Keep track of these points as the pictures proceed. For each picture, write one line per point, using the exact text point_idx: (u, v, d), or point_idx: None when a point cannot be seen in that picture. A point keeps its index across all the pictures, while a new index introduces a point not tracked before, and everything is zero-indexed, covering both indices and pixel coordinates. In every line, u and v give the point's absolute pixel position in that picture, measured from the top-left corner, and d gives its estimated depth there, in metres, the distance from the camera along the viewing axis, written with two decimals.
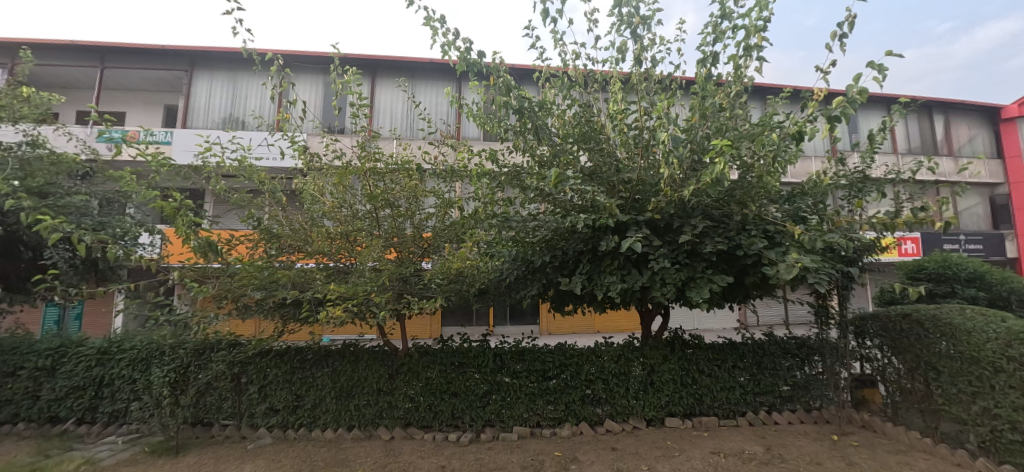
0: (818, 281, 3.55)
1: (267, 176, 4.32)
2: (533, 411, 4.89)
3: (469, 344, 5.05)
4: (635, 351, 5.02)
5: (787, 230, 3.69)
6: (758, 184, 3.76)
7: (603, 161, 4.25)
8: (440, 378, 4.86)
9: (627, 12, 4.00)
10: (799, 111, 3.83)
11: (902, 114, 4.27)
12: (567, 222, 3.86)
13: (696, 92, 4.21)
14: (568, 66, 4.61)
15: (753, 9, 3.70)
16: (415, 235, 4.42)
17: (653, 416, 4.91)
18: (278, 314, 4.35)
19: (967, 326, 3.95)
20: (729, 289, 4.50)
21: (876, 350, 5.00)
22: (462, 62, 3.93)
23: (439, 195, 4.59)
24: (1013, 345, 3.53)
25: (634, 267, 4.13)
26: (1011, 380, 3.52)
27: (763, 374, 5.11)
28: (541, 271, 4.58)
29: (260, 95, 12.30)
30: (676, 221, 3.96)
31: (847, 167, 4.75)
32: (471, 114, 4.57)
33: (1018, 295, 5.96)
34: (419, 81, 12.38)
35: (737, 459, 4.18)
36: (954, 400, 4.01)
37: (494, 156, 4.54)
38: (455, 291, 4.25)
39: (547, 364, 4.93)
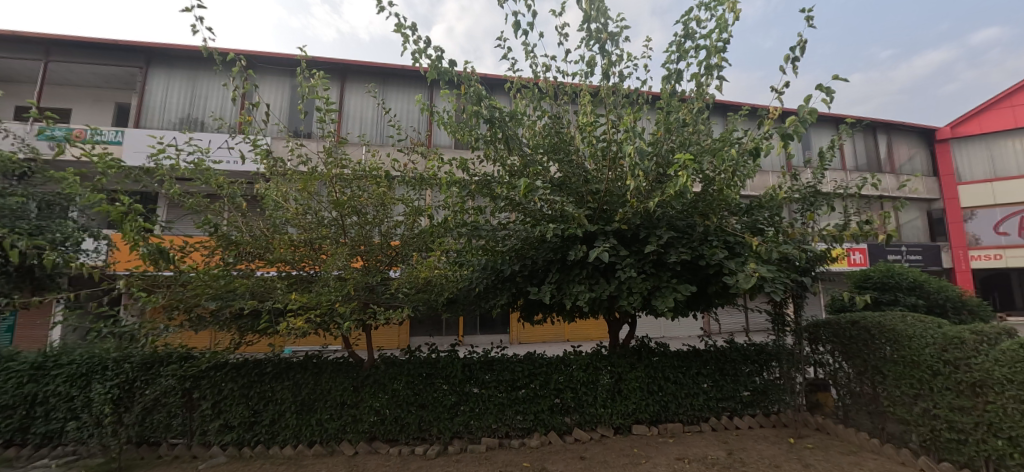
0: (775, 290, 3.72)
1: (226, 180, 4.12)
2: (502, 422, 4.85)
3: (438, 355, 4.97)
4: (603, 359, 5.08)
5: (746, 241, 3.84)
6: (719, 196, 3.91)
7: (573, 172, 4.34)
8: (407, 389, 4.74)
9: (596, 27, 4.12)
10: (757, 127, 4.02)
11: (849, 133, 4.55)
12: (537, 232, 3.89)
13: (661, 107, 4.36)
14: (539, 77, 4.68)
15: (714, 31, 3.89)
16: (383, 243, 4.35)
17: (621, 424, 4.96)
18: (235, 325, 4.10)
19: (908, 332, 4.22)
20: (693, 298, 4.63)
21: (828, 356, 5.26)
22: (433, 70, 3.91)
23: (409, 203, 4.52)
24: (949, 349, 3.80)
25: (602, 276, 4.21)
26: (947, 382, 3.79)
27: (725, 380, 5.26)
28: (511, 280, 4.57)
29: (221, 96, 11.83)
30: (642, 231, 4.07)
31: (801, 182, 5.01)
32: (442, 122, 4.52)
33: (952, 303, 6.42)
34: (390, 88, 12.26)
35: (700, 464, 4.28)
36: (899, 402, 4.25)
37: (465, 164, 4.48)
38: (423, 300, 4.18)
39: (516, 373, 4.91)
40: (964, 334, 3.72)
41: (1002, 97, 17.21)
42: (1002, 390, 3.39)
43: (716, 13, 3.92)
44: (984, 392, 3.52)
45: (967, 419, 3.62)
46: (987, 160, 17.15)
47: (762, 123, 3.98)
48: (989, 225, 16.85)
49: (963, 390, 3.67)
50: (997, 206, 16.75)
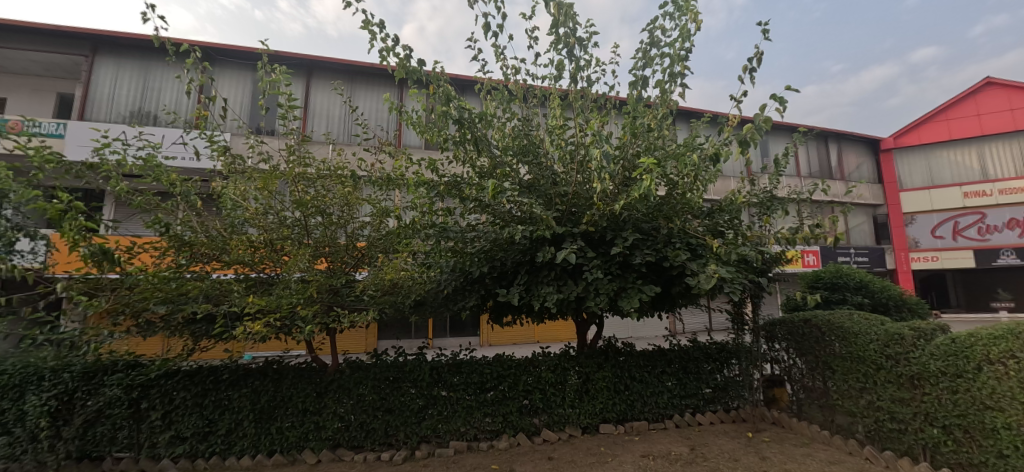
0: (733, 290, 3.86)
1: (179, 178, 3.89)
2: (471, 425, 4.82)
3: (405, 358, 4.89)
4: (571, 360, 5.13)
5: (707, 243, 3.97)
6: (682, 200, 4.04)
7: (541, 174, 4.41)
8: (373, 394, 4.63)
9: (564, 32, 4.17)
10: (717, 134, 4.18)
11: (802, 141, 4.79)
12: (505, 233, 3.90)
13: (628, 112, 4.46)
14: (508, 80, 4.69)
15: (678, 40, 4.03)
16: (348, 244, 4.26)
17: (589, 424, 5.02)
18: (188, 330, 3.92)
19: (855, 329, 4.47)
20: (658, 298, 4.75)
21: (783, 352, 5.51)
22: (400, 69, 3.84)
23: (375, 203, 4.43)
24: (890, 345, 4.06)
25: (570, 278, 4.25)
26: (889, 376, 4.05)
27: (688, 378, 5.43)
28: (479, 282, 4.55)
29: (175, 89, 11.24)
30: (609, 233, 4.14)
31: (758, 187, 5.23)
32: (411, 122, 4.45)
33: (895, 301, 6.85)
34: (358, 86, 11.99)
35: (664, 461, 4.39)
36: (846, 395, 4.50)
37: (434, 165, 4.42)
38: (390, 302, 4.11)
39: (485, 375, 4.88)
40: (904, 330, 3.99)
41: (938, 110, 18.59)
42: (937, 382, 3.66)
43: (680, 23, 4.06)
44: (922, 384, 3.79)
45: (906, 410, 3.89)
46: (925, 169, 18.46)
47: (722, 130, 4.13)
48: (927, 229, 18.11)
49: (903, 383, 3.94)
50: (934, 211, 18.07)
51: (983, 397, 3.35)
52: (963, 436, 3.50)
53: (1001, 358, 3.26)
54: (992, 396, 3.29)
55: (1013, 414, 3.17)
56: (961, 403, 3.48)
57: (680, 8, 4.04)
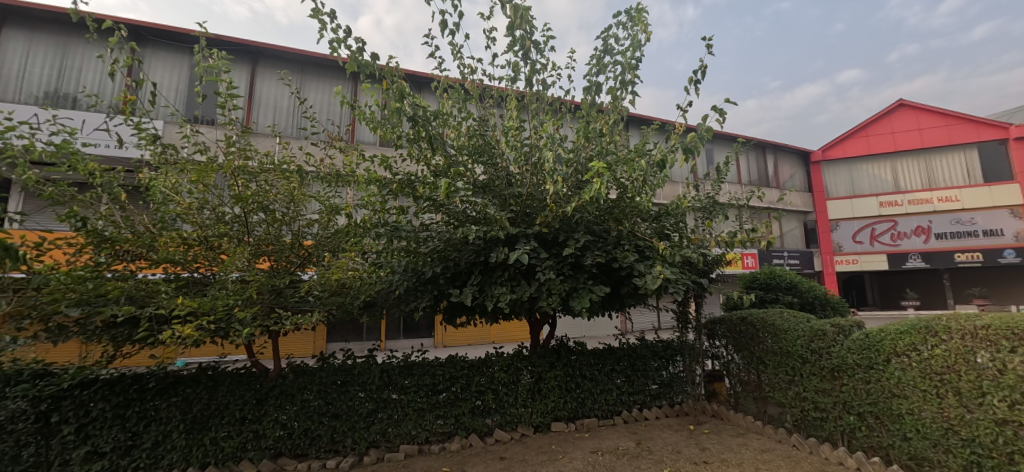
0: (677, 290, 4.05)
1: (99, 167, 3.53)
2: (422, 427, 4.74)
3: (354, 361, 4.74)
4: (524, 359, 5.18)
5: (654, 245, 4.13)
6: (631, 203, 4.19)
7: (496, 175, 4.42)
8: (319, 400, 4.45)
9: (521, 34, 4.20)
10: (665, 141, 4.38)
11: (740, 150, 5.11)
12: (459, 233, 3.88)
13: (582, 117, 4.57)
14: (465, 79, 4.66)
15: (629, 49, 4.19)
16: (294, 242, 4.07)
17: (540, 422, 5.07)
18: (109, 336, 3.58)
19: (785, 325, 4.82)
20: (608, 298, 4.89)
21: (722, 348, 5.83)
22: (352, 61, 3.70)
23: (324, 200, 4.26)
24: (814, 340, 4.41)
25: (523, 278, 4.29)
26: (813, 368, 4.40)
27: (636, 375, 5.63)
28: (433, 283, 4.49)
29: (97, 69, 10.24)
30: (562, 234, 4.22)
31: (702, 192, 5.50)
32: (364, 117, 4.30)
33: (820, 300, 7.44)
34: (308, 77, 11.47)
35: (612, 455, 4.53)
36: (777, 387, 4.84)
37: (387, 162, 4.31)
38: (337, 303, 3.96)
39: (437, 377, 4.81)
40: (826, 327, 4.35)
41: (859, 127, 20.45)
42: (853, 374, 4.01)
43: (632, 33, 4.21)
44: (840, 376, 4.15)
45: (828, 400, 4.24)
46: (847, 180, 20.22)
47: (669, 138, 4.34)
48: (849, 234, 19.82)
49: (825, 375, 4.29)
50: (855, 218, 19.80)
51: (891, 386, 3.72)
52: (875, 421, 3.87)
53: (906, 351, 3.64)
54: (898, 384, 3.66)
55: (915, 401, 3.55)
56: (874, 392, 3.84)
57: (633, 19, 4.18)
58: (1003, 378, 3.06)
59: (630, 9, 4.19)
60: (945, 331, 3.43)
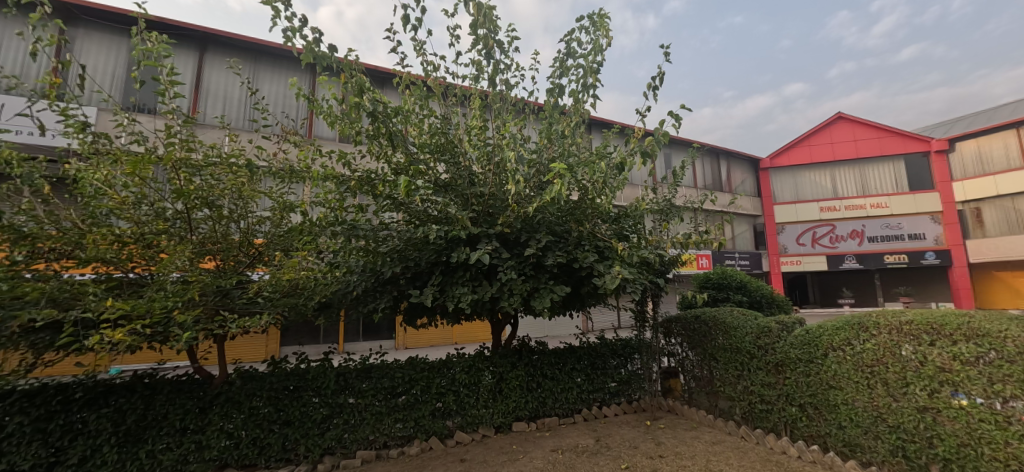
0: (635, 290, 4.17)
1: (17, 156, 3.19)
2: (380, 432, 4.62)
3: (308, 365, 4.55)
4: (485, 360, 5.15)
5: (614, 246, 4.22)
6: (591, 204, 4.26)
7: (459, 174, 4.38)
8: (269, 406, 4.24)
9: (485, 32, 4.18)
10: (624, 144, 4.49)
11: (695, 155, 5.32)
12: (419, 232, 3.82)
13: (544, 118, 4.61)
14: (428, 76, 4.59)
15: (591, 53, 4.27)
16: (243, 241, 3.86)
17: (502, 423, 5.06)
18: (28, 342, 3.25)
19: (734, 323, 5.06)
20: (568, 298, 4.94)
21: (677, 346, 6.04)
22: (308, 52, 3.55)
23: (277, 197, 4.06)
24: (761, 336, 4.65)
25: (484, 278, 4.27)
26: (760, 363, 4.64)
27: (596, 373, 5.73)
28: (392, 283, 4.40)
29: (18, 49, 9.34)
30: (523, 235, 4.23)
31: (659, 195, 5.68)
32: (322, 111, 4.13)
33: (767, 298, 7.85)
34: (261, 67, 10.95)
35: (572, 453, 4.58)
36: (727, 382, 5.07)
37: (345, 159, 4.17)
38: (289, 305, 3.80)
39: (396, 380, 4.69)
40: (772, 324, 4.59)
41: (803, 136, 21.79)
42: (795, 368, 4.26)
43: (594, 37, 4.29)
44: (784, 370, 4.39)
45: (773, 392, 4.48)
46: (792, 186, 21.50)
47: (629, 141, 4.47)
48: (793, 237, 21.06)
49: (770, 369, 4.53)
50: (798, 222, 21.07)
51: (828, 378, 3.97)
52: (814, 412, 4.11)
53: (841, 345, 3.91)
54: (834, 377, 3.92)
55: (848, 391, 3.81)
56: (813, 384, 4.09)
57: (595, 23, 4.27)
58: (924, 368, 3.35)
59: (592, 14, 4.28)
60: (875, 326, 3.72)
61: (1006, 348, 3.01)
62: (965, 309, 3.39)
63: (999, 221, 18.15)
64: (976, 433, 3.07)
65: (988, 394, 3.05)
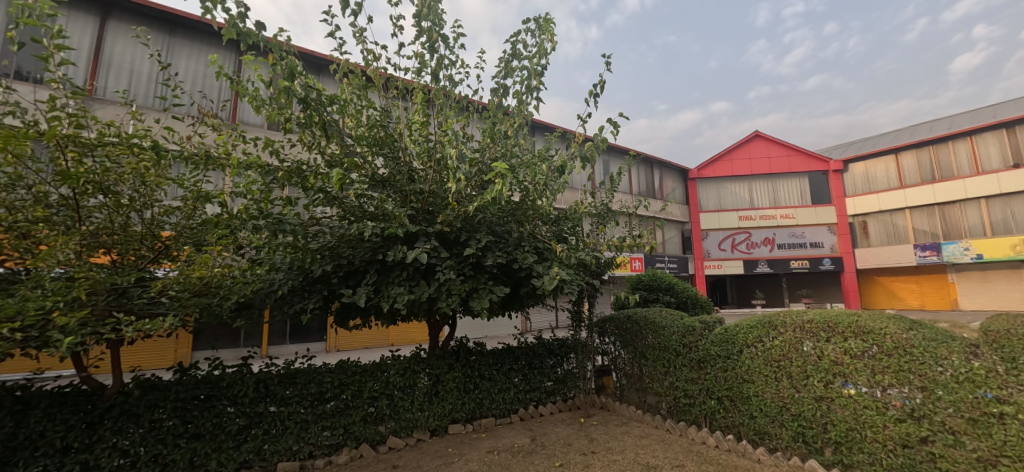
0: (572, 290, 4.26)
1: None
2: (305, 441, 4.32)
3: (222, 371, 4.15)
4: (421, 363, 5.00)
5: (553, 247, 4.28)
6: (532, 206, 4.30)
7: (397, 169, 4.22)
8: (174, 419, 3.82)
9: (429, 25, 4.06)
10: (566, 148, 4.58)
11: (631, 161, 5.54)
12: (353, 229, 3.63)
13: (488, 117, 4.58)
14: (367, 66, 4.37)
15: (535, 55, 4.32)
16: (146, 233, 3.42)
17: (437, 426, 4.96)
18: None
19: (662, 322, 5.32)
20: (508, 298, 4.94)
21: (610, 344, 6.24)
22: (231, 27, 3.22)
23: (190, 185, 3.64)
24: (686, 335, 4.92)
25: (422, 278, 4.15)
26: (684, 360, 4.91)
27: (533, 373, 5.79)
28: (323, 282, 4.18)
29: None
30: (463, 234, 4.15)
31: (598, 199, 5.84)
32: (246, 94, 3.77)
33: (692, 299, 8.36)
34: (176, 41, 9.91)
35: (507, 454, 4.58)
36: (656, 379, 5.32)
37: (272, 147, 3.84)
38: (200, 305, 3.43)
39: (324, 385, 4.42)
40: (695, 323, 4.87)
41: (726, 150, 23.58)
42: (715, 364, 4.55)
43: (539, 40, 4.34)
44: (705, 366, 4.68)
45: (695, 387, 4.76)
46: (715, 196, 23.18)
47: (570, 145, 4.56)
48: (716, 243, 22.71)
49: (693, 365, 4.82)
50: (720, 229, 22.75)
51: (742, 373, 4.29)
52: (730, 404, 4.42)
53: (753, 342, 4.24)
54: (748, 371, 4.24)
55: (759, 384, 4.14)
56: (730, 378, 4.40)
57: (540, 27, 4.32)
58: (821, 362, 3.71)
59: (539, 17, 4.32)
60: (782, 325, 4.07)
61: (885, 343, 3.42)
62: (855, 308, 3.82)
63: (881, 233, 21.23)
64: (861, 419, 3.45)
65: (871, 383, 3.43)
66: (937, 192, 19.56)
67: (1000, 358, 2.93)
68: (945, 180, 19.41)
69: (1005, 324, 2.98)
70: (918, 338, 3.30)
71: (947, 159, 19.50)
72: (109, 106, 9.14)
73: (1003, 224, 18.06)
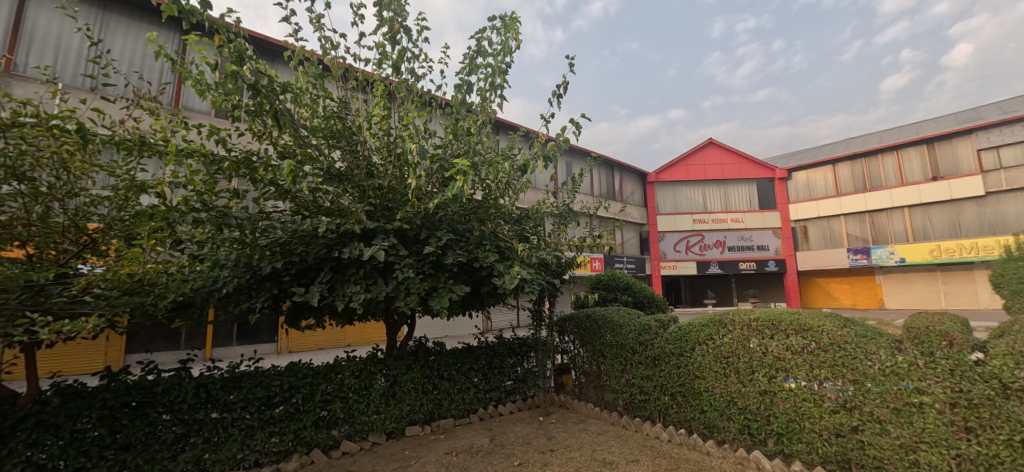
0: (533, 289, 4.26)
1: None
2: (250, 449, 4.07)
3: (157, 375, 3.84)
4: (378, 363, 4.84)
5: (514, 246, 4.26)
6: (494, 204, 4.28)
7: (355, 163, 4.07)
8: (100, 429, 3.49)
9: (391, 15, 3.94)
10: (528, 148, 4.58)
11: (592, 162, 5.60)
12: (306, 225, 3.47)
13: (451, 113, 4.50)
14: (325, 54, 4.17)
15: (500, 53, 4.28)
16: (69, 225, 3.10)
17: (394, 429, 4.83)
18: None
19: (619, 321, 5.43)
20: (468, 298, 4.87)
21: (570, 343, 6.31)
22: (172, 4, 2.97)
23: (122, 173, 3.33)
24: (642, 333, 5.04)
25: (379, 276, 4.03)
26: (640, 358, 5.03)
27: (492, 372, 5.75)
28: (272, 280, 3.97)
29: None
30: (423, 232, 4.06)
31: (560, 199, 5.88)
32: (190, 77, 3.49)
33: (649, 298, 8.60)
34: (110, 17, 9.15)
35: (466, 455, 4.52)
36: (613, 376, 5.42)
37: (218, 136, 3.59)
38: (132, 305, 3.16)
39: (272, 389, 4.20)
40: (651, 321, 4.99)
41: (682, 155, 24.51)
42: (669, 361, 4.69)
43: (504, 38, 4.31)
44: (659, 363, 4.82)
45: (651, 384, 4.89)
46: (672, 199, 24.02)
47: (533, 145, 4.56)
48: (671, 244, 23.53)
49: (648, 363, 4.95)
50: (676, 231, 23.60)
51: (694, 369, 4.44)
52: (682, 399, 4.57)
53: (704, 340, 4.39)
54: (699, 368, 4.39)
55: (709, 380, 4.30)
56: (682, 375, 4.54)
57: (506, 25, 4.30)
58: (765, 358, 3.91)
59: (504, 16, 4.29)
60: (731, 323, 4.24)
61: (822, 339, 3.63)
62: (798, 307, 4.04)
63: (820, 237, 22.75)
64: (800, 411, 3.66)
65: (809, 377, 3.64)
66: (868, 200, 21.19)
67: (920, 352, 3.18)
68: (876, 189, 21.05)
69: (924, 321, 3.26)
70: (851, 334, 3.53)
71: (878, 170, 21.15)
72: (28, 83, 8.33)
73: (924, 231, 19.80)
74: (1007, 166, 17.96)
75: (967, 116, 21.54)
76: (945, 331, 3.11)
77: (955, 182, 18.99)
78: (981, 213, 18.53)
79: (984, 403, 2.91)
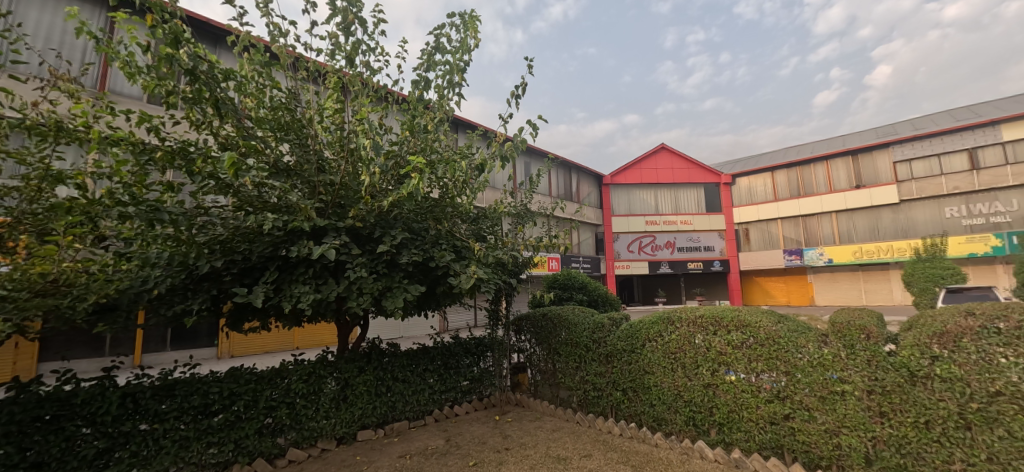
0: (489, 289, 4.25)
1: None
2: (184, 461, 3.79)
3: (76, 385, 3.49)
4: (328, 366, 4.66)
5: (471, 246, 4.23)
6: (451, 203, 4.23)
7: (304, 158, 3.88)
8: (6, 447, 3.12)
9: (344, 5, 3.81)
10: (486, 146, 4.55)
11: (549, 163, 5.63)
12: (250, 221, 3.28)
13: (407, 109, 4.40)
14: (272, 42, 3.96)
15: (458, 51, 4.24)
16: None
17: (344, 434, 4.66)
18: None
19: (574, 319, 5.53)
20: (424, 298, 4.79)
21: (526, 342, 6.35)
22: None
23: (35, 162, 3.00)
24: (596, 331, 5.16)
25: (330, 276, 3.88)
26: (594, 355, 5.15)
27: (448, 373, 5.68)
28: (212, 280, 3.72)
29: None
30: (377, 230, 3.94)
31: (517, 199, 5.88)
32: (118, 58, 3.20)
33: (603, 297, 8.80)
34: None
35: (420, 457, 4.44)
36: (567, 373, 5.51)
37: (150, 124, 3.31)
38: (45, 308, 2.85)
39: (210, 396, 3.93)
40: (604, 320, 5.13)
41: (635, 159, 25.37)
42: (622, 358, 4.82)
43: (463, 36, 4.26)
44: (612, 360, 4.95)
45: (603, 380, 5.02)
46: (625, 201, 24.78)
47: (490, 144, 4.54)
48: (625, 245, 24.25)
49: (601, 359, 5.07)
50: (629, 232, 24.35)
51: (644, 365, 4.59)
52: (633, 395, 4.72)
53: (654, 336, 4.56)
54: (648, 363, 4.55)
55: (658, 375, 4.47)
56: (634, 371, 4.69)
57: (464, 23, 4.26)
58: (709, 353, 4.11)
59: (463, 13, 4.25)
60: (678, 320, 4.43)
61: (759, 334, 3.87)
62: (740, 305, 4.27)
63: (760, 239, 24.25)
64: (739, 402, 3.89)
65: (748, 370, 3.87)
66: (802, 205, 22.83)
67: (843, 344, 3.46)
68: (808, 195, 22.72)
69: (847, 316, 3.53)
70: (784, 329, 3.78)
71: (810, 178, 22.83)
72: None
73: (849, 234, 21.58)
74: (917, 177, 19.95)
75: (886, 130, 23.71)
76: (864, 326, 3.38)
77: (875, 190, 20.86)
78: (896, 218, 20.46)
79: (895, 389, 3.20)
